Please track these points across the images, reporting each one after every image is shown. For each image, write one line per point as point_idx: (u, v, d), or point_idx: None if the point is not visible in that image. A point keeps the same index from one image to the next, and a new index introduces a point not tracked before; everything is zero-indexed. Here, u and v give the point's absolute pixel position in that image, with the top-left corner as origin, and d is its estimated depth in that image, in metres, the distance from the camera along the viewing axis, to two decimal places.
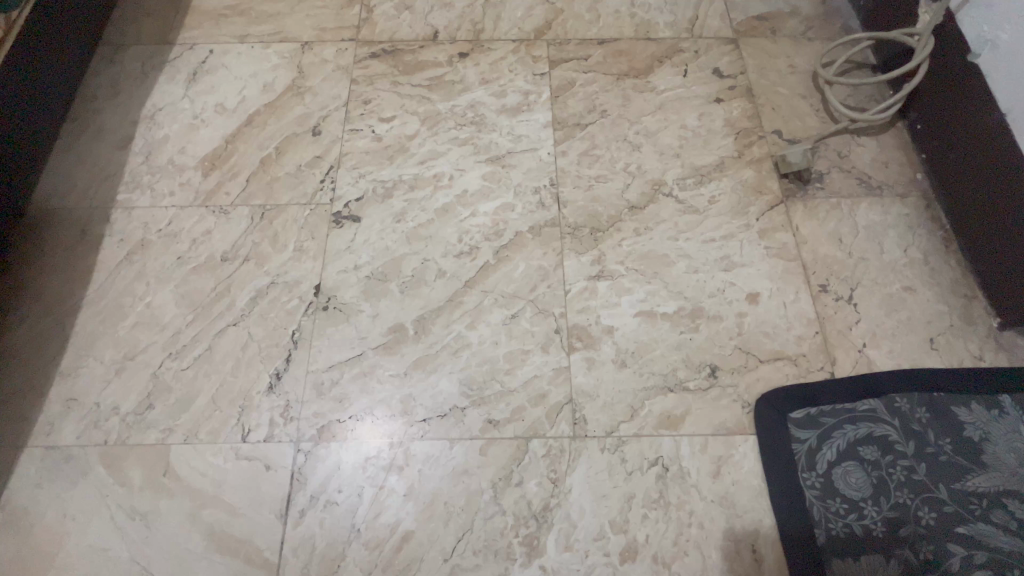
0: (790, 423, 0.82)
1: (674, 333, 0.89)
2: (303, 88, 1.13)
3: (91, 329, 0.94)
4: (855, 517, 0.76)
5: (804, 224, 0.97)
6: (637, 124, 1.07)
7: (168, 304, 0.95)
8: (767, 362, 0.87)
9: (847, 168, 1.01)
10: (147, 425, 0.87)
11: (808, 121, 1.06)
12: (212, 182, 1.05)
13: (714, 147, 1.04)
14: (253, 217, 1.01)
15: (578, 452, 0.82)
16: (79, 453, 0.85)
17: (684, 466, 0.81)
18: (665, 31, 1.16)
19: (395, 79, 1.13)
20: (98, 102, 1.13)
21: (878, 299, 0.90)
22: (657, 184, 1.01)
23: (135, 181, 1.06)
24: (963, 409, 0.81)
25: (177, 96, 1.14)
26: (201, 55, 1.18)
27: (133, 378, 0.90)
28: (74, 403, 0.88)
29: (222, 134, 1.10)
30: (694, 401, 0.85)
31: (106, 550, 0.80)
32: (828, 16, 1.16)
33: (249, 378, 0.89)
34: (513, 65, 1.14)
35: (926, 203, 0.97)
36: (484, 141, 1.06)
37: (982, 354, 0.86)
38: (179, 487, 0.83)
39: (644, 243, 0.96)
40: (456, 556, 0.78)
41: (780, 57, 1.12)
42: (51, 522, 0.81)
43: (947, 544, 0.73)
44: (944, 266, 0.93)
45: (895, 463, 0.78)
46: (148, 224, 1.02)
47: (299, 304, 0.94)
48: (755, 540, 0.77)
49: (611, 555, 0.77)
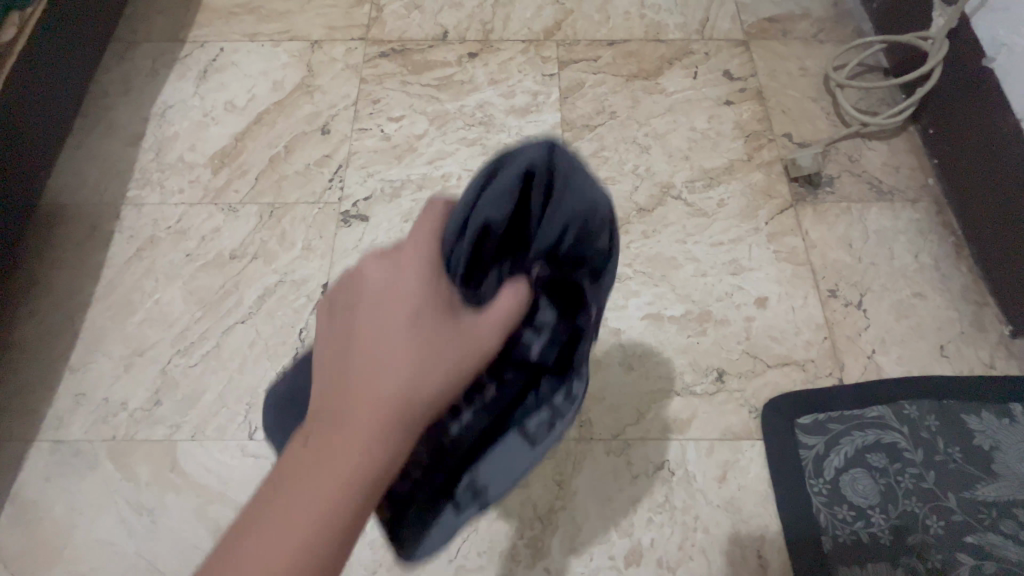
0: (797, 428, 0.82)
1: (682, 337, 0.89)
2: (312, 87, 1.14)
3: (101, 324, 0.94)
4: (862, 525, 0.76)
5: (813, 228, 0.96)
6: (646, 126, 1.06)
7: (177, 301, 0.96)
8: (774, 367, 0.87)
9: (858, 173, 1.00)
10: (156, 420, 0.87)
11: (818, 124, 1.05)
12: (221, 179, 1.06)
13: (724, 149, 1.03)
14: (262, 215, 1.02)
15: (584, 454, 0.82)
16: (87, 448, 0.86)
17: (689, 470, 0.81)
18: (675, 32, 1.16)
19: (403, 78, 1.13)
20: (110, 98, 1.14)
21: (887, 305, 0.90)
22: (665, 187, 1.00)
23: (145, 177, 1.06)
24: (973, 417, 0.80)
25: (187, 94, 1.14)
26: (212, 53, 1.18)
27: (141, 373, 0.91)
28: (83, 398, 0.89)
29: (232, 132, 1.10)
30: (701, 405, 0.85)
31: (114, 544, 0.80)
32: (840, 18, 1.15)
33: (256, 375, 0.90)
34: (521, 65, 1.13)
35: (938, 208, 0.96)
36: (492, 141, 1.06)
37: (992, 361, 0.85)
38: (186, 483, 0.83)
39: (652, 245, 0.96)
40: (461, 557, 0.78)
41: (791, 60, 1.11)
42: (59, 516, 0.82)
43: (955, 553, 0.72)
44: (955, 272, 0.92)
45: (903, 470, 0.78)
46: (158, 221, 1.02)
47: (306, 303, 0.94)
48: (761, 546, 0.77)
49: (616, 558, 0.77)
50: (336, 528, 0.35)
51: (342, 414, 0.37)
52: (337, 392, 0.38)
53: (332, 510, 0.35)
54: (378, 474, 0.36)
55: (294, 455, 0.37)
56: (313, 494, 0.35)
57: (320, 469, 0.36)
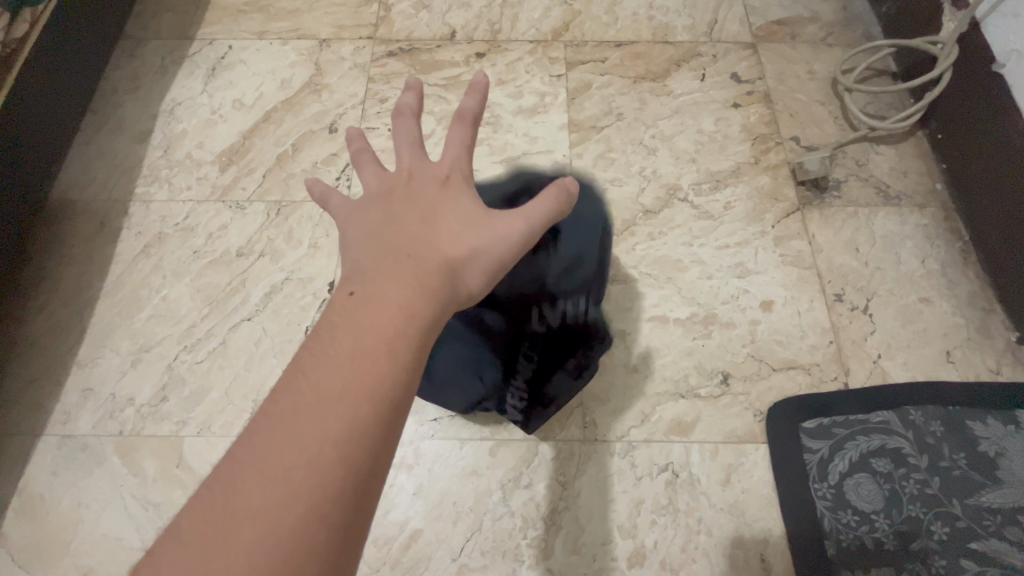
0: (802, 432, 0.82)
1: (687, 339, 0.89)
2: (320, 85, 1.14)
3: (108, 320, 0.95)
4: (866, 530, 0.76)
5: (820, 232, 0.96)
6: (653, 128, 1.06)
7: (184, 298, 0.96)
8: (779, 371, 0.87)
9: (865, 177, 1.00)
10: (162, 416, 0.88)
11: (825, 128, 1.05)
12: (228, 177, 1.06)
13: (731, 152, 1.03)
14: (269, 213, 1.02)
15: (588, 455, 0.83)
16: (95, 442, 0.86)
17: (693, 472, 0.81)
18: (683, 34, 1.16)
19: (411, 77, 1.13)
20: (119, 95, 1.15)
21: (894, 310, 0.90)
22: (672, 189, 1.01)
23: (153, 174, 1.07)
24: (978, 423, 0.80)
25: (195, 91, 1.15)
26: (220, 51, 1.19)
27: (149, 369, 0.91)
28: (90, 393, 0.90)
29: (239, 129, 1.11)
30: (705, 408, 0.85)
31: (120, 539, 0.81)
32: (849, 22, 1.14)
33: (262, 373, 0.90)
34: (529, 66, 1.14)
35: (946, 213, 0.96)
36: (499, 141, 1.06)
37: (999, 367, 0.85)
38: (192, 479, 0.84)
39: (658, 247, 0.96)
40: (464, 556, 0.78)
41: (799, 63, 1.11)
42: (66, 510, 0.83)
43: (959, 559, 0.72)
44: (962, 278, 0.92)
45: (908, 476, 0.78)
46: (166, 218, 1.03)
47: (312, 301, 0.95)
48: (764, 549, 0.77)
49: (619, 559, 0.77)
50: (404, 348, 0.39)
51: (386, 279, 0.43)
52: (378, 265, 0.44)
53: (399, 333, 0.40)
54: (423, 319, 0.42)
55: (336, 317, 0.40)
56: (375, 329, 0.39)
57: (382, 302, 0.41)
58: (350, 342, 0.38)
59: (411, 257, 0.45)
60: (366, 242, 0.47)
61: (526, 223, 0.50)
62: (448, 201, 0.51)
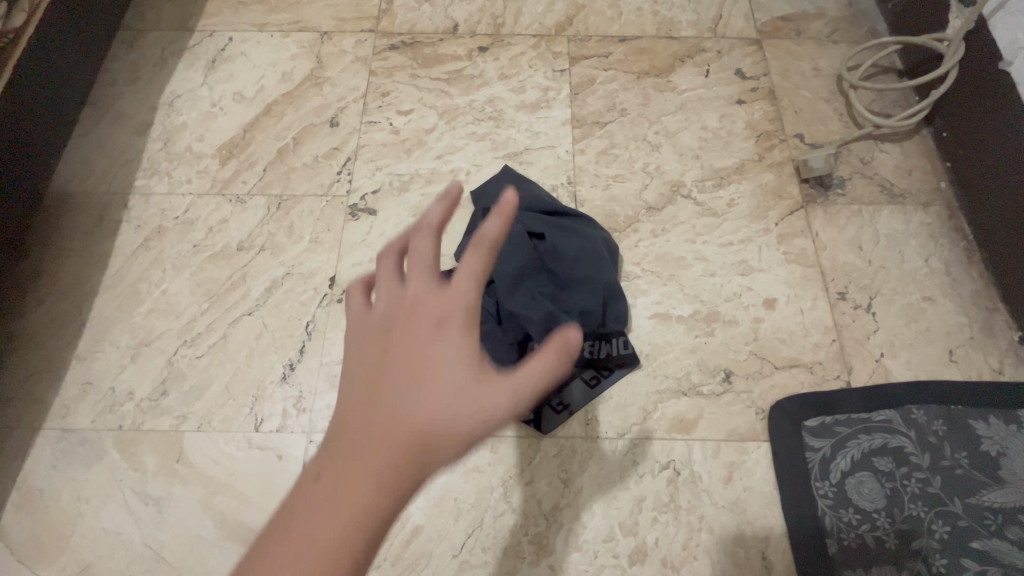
0: (804, 430, 0.82)
1: (689, 337, 0.89)
2: (321, 79, 1.13)
3: (108, 314, 0.94)
4: (867, 528, 0.76)
5: (823, 230, 0.96)
6: (657, 124, 1.06)
7: (184, 292, 0.96)
8: (782, 369, 0.87)
9: (870, 175, 0.99)
10: (162, 411, 0.87)
11: (830, 125, 1.04)
12: (229, 170, 1.05)
13: (734, 149, 1.03)
14: (269, 207, 1.01)
15: (589, 453, 0.82)
16: (94, 437, 0.86)
17: (695, 470, 0.81)
18: (688, 30, 1.15)
19: (413, 71, 1.13)
20: (118, 87, 1.14)
21: (897, 309, 0.90)
22: (675, 186, 1.00)
23: (153, 167, 1.06)
24: (980, 423, 0.80)
25: (195, 84, 1.14)
26: (221, 43, 1.18)
27: (148, 363, 0.91)
28: (89, 387, 0.89)
29: (240, 123, 1.10)
30: (707, 405, 0.85)
31: (120, 533, 0.81)
32: (855, 18, 1.14)
33: (262, 367, 0.89)
34: (532, 61, 1.13)
35: (949, 212, 0.96)
36: (502, 137, 1.05)
37: (1002, 367, 0.85)
38: (191, 473, 0.83)
39: (661, 244, 0.95)
40: (465, 552, 0.78)
41: (804, 59, 1.10)
42: (65, 504, 0.82)
43: (960, 557, 0.72)
44: (965, 277, 0.91)
45: (909, 475, 0.78)
46: (165, 211, 1.02)
47: (313, 296, 0.94)
48: (765, 547, 0.77)
49: (620, 556, 0.77)
50: (355, 561, 0.35)
51: (349, 463, 0.38)
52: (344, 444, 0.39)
53: (346, 545, 0.35)
54: (382, 518, 0.37)
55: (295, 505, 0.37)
56: (321, 530, 0.35)
57: (337, 504, 0.36)
58: (299, 548, 0.35)
59: (379, 437, 0.39)
60: (345, 398, 0.42)
61: (517, 395, 0.41)
62: (439, 347, 0.42)
